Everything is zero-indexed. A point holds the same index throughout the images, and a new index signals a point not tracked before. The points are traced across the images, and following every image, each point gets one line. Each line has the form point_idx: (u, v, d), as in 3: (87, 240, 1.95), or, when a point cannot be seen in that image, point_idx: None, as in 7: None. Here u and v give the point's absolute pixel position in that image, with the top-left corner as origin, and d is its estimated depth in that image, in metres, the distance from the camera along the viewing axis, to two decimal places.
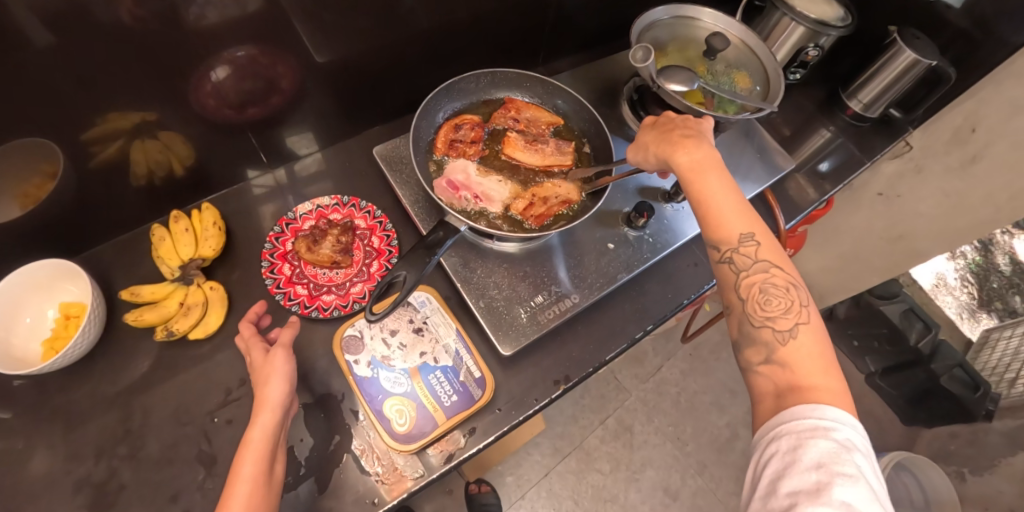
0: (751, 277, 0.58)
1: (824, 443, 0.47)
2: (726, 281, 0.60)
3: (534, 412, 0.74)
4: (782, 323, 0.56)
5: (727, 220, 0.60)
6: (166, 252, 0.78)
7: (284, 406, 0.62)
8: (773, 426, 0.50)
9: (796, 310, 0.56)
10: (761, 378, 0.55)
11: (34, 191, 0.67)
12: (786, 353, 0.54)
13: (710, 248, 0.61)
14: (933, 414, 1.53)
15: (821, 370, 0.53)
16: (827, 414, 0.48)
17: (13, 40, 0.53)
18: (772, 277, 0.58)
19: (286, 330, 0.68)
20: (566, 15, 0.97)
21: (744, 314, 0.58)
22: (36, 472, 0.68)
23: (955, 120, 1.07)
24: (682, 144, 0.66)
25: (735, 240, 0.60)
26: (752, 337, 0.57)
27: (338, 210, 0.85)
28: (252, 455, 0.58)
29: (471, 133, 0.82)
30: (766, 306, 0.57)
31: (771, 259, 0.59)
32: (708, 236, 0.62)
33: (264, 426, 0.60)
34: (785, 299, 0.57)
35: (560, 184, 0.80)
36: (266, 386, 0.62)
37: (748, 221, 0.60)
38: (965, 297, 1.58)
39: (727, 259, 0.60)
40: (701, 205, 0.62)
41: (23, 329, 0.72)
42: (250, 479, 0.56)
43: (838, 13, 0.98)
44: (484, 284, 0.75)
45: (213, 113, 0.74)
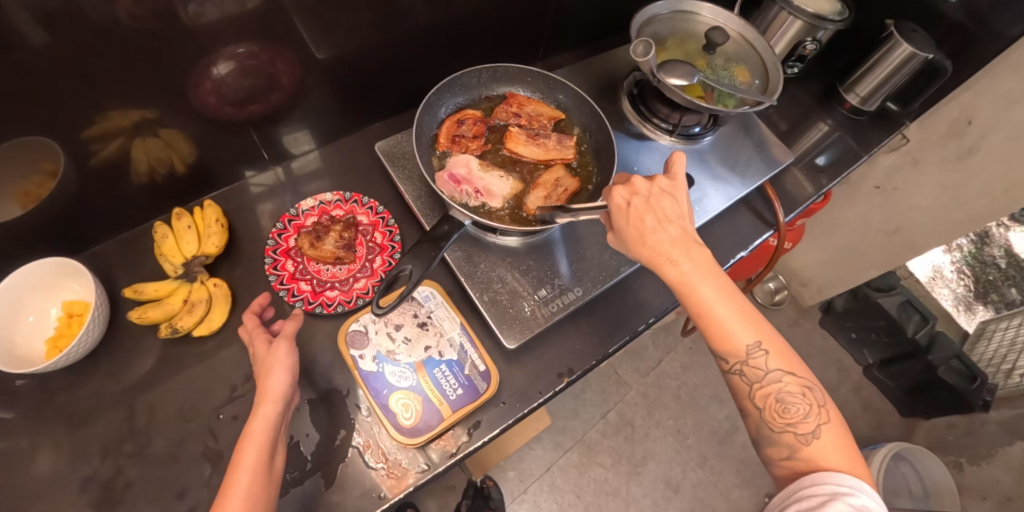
0: (766, 387, 0.58)
1: (841, 507, 0.49)
2: (739, 390, 0.60)
3: (538, 405, 0.74)
4: (804, 426, 0.57)
5: (733, 334, 0.58)
6: (168, 250, 0.78)
7: (286, 397, 0.62)
8: (794, 489, 0.54)
9: (816, 411, 0.57)
10: (781, 470, 0.57)
11: (35, 190, 0.67)
12: (809, 452, 0.55)
13: (719, 358, 0.60)
14: (931, 406, 1.54)
15: (845, 459, 0.54)
16: (845, 480, 0.52)
17: (8, 38, 0.53)
18: (788, 385, 0.58)
19: (290, 322, 0.67)
20: (565, 11, 0.97)
21: (762, 420, 0.59)
22: (42, 471, 0.68)
23: (952, 113, 1.08)
24: (663, 254, 0.60)
25: (743, 354, 0.58)
26: (772, 438, 0.58)
27: (340, 205, 0.85)
28: (253, 447, 0.57)
29: (471, 129, 0.83)
30: (785, 413, 0.57)
31: (784, 365, 0.58)
32: (715, 349, 0.60)
33: (266, 417, 0.59)
34: (805, 404, 0.57)
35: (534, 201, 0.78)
36: (269, 377, 0.62)
37: (749, 330, 0.58)
38: (961, 289, 1.62)
39: (737, 372, 0.59)
40: (700, 320, 0.60)
41: (26, 327, 0.72)
42: (251, 470, 0.56)
43: (835, 7, 0.98)
44: (488, 278, 0.76)
45: (213, 110, 0.74)
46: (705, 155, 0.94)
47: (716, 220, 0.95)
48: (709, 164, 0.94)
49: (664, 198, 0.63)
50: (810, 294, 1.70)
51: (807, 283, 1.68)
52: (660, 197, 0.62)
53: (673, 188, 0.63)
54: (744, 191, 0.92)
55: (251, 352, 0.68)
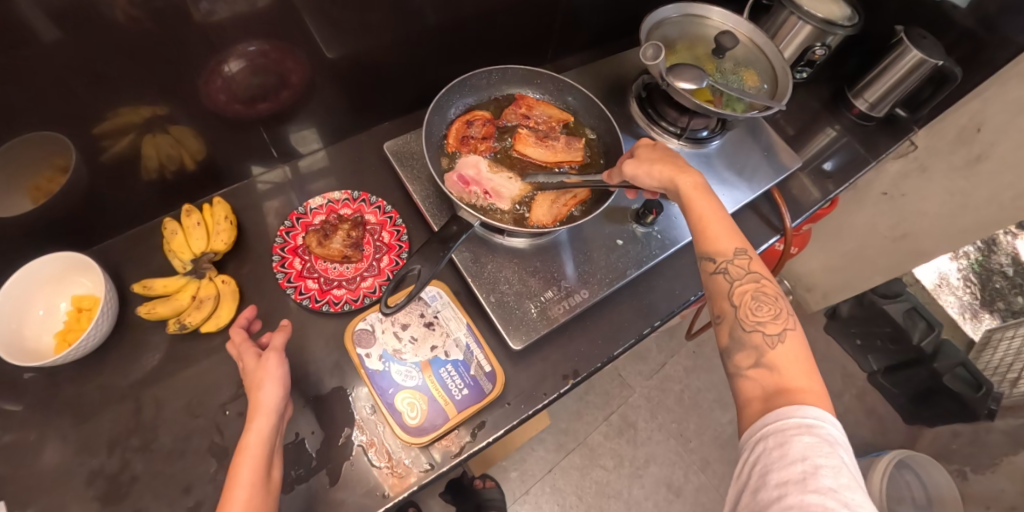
0: (745, 285, 0.60)
1: (809, 440, 0.47)
2: (719, 289, 0.61)
3: (544, 407, 0.74)
4: (772, 328, 0.57)
5: (723, 236, 0.63)
6: (178, 246, 0.78)
7: (279, 410, 0.62)
8: (760, 427, 0.51)
9: (784, 318, 0.58)
10: (749, 382, 0.55)
11: (45, 184, 0.67)
12: (774, 356, 0.55)
13: (706, 257, 0.63)
14: (934, 414, 1.53)
15: (805, 373, 0.53)
16: (810, 412, 0.49)
17: (22, 34, 0.53)
18: (763, 287, 0.60)
19: (278, 333, 0.67)
20: (575, 13, 0.98)
21: (736, 320, 0.59)
22: (48, 464, 0.68)
23: (960, 120, 1.08)
24: (683, 167, 0.68)
25: (729, 252, 0.62)
26: (742, 342, 0.58)
27: (348, 204, 0.85)
28: (250, 461, 0.58)
29: (481, 130, 0.83)
30: (756, 312, 0.59)
31: (762, 271, 0.61)
32: (702, 250, 0.63)
33: (260, 431, 0.60)
34: (774, 307, 0.59)
35: (544, 209, 0.78)
36: (260, 390, 0.62)
37: (738, 237, 0.63)
38: (967, 297, 1.59)
39: (722, 269, 0.62)
40: (696, 222, 0.64)
41: (36, 321, 0.72)
42: (248, 486, 0.56)
43: (845, 12, 0.98)
44: (495, 279, 0.76)
45: (223, 108, 0.75)
46: (712, 159, 0.94)
47: None
48: (716, 169, 0.93)
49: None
50: (814, 300, 1.69)
51: (812, 289, 1.67)
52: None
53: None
54: (752, 195, 0.92)
55: (241, 366, 0.68)
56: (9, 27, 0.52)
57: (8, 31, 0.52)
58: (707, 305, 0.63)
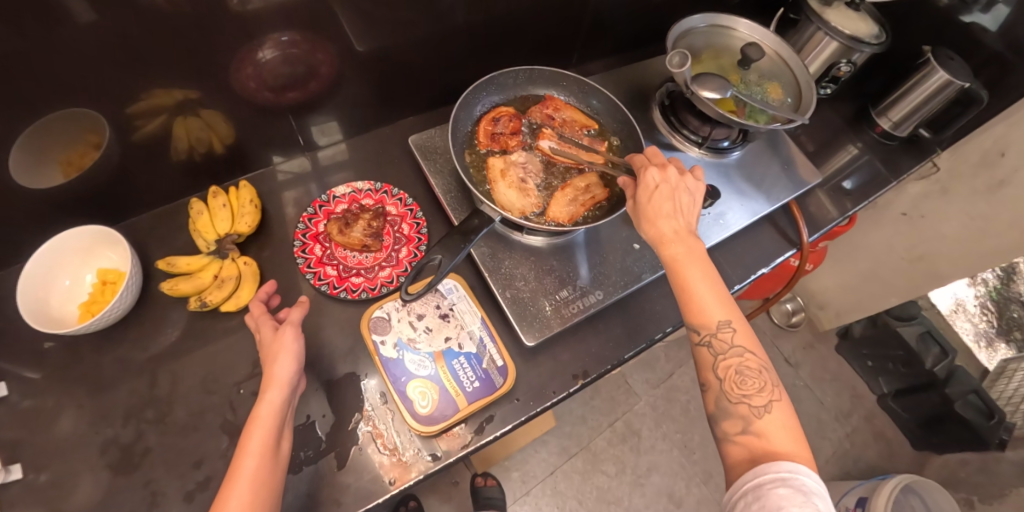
0: (729, 359, 0.60)
1: (785, 492, 0.50)
2: (703, 361, 0.62)
3: (552, 404, 0.75)
4: (758, 400, 0.59)
5: (707, 307, 0.62)
6: (203, 226, 0.80)
7: (292, 384, 0.63)
8: (739, 485, 0.53)
9: (770, 390, 0.59)
10: (735, 447, 0.57)
11: (77, 159, 0.70)
12: (761, 426, 0.57)
13: (691, 330, 0.63)
14: (946, 440, 1.50)
15: (792, 440, 0.56)
16: (784, 465, 0.52)
17: (57, 12, 0.55)
18: (748, 361, 0.60)
19: (296, 308, 0.68)
20: (603, 19, 0.99)
21: (721, 392, 0.60)
22: (65, 429, 0.70)
23: (984, 143, 1.08)
24: (673, 230, 0.66)
25: (715, 325, 0.61)
26: (727, 411, 0.59)
27: (370, 195, 0.86)
28: (259, 431, 0.59)
29: (508, 125, 0.84)
30: (742, 385, 0.60)
31: (748, 344, 0.61)
32: (687, 320, 0.63)
33: (272, 404, 0.61)
34: (760, 380, 0.60)
35: (565, 204, 0.79)
36: (275, 363, 0.63)
37: (726, 309, 0.62)
38: (982, 324, 1.59)
39: (706, 343, 0.61)
40: (681, 290, 0.64)
41: (61, 291, 0.75)
42: (257, 454, 0.58)
43: (873, 30, 0.98)
44: (511, 275, 0.77)
45: (253, 95, 0.77)
46: (731, 170, 0.94)
47: (739, 235, 0.96)
48: (734, 180, 0.93)
49: (688, 189, 0.69)
50: (827, 318, 1.68)
51: (825, 306, 1.66)
52: (681, 190, 0.69)
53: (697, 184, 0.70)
54: (771, 207, 0.92)
55: (258, 338, 0.69)
56: (43, 6, 0.53)
57: (48, 8, 0.54)
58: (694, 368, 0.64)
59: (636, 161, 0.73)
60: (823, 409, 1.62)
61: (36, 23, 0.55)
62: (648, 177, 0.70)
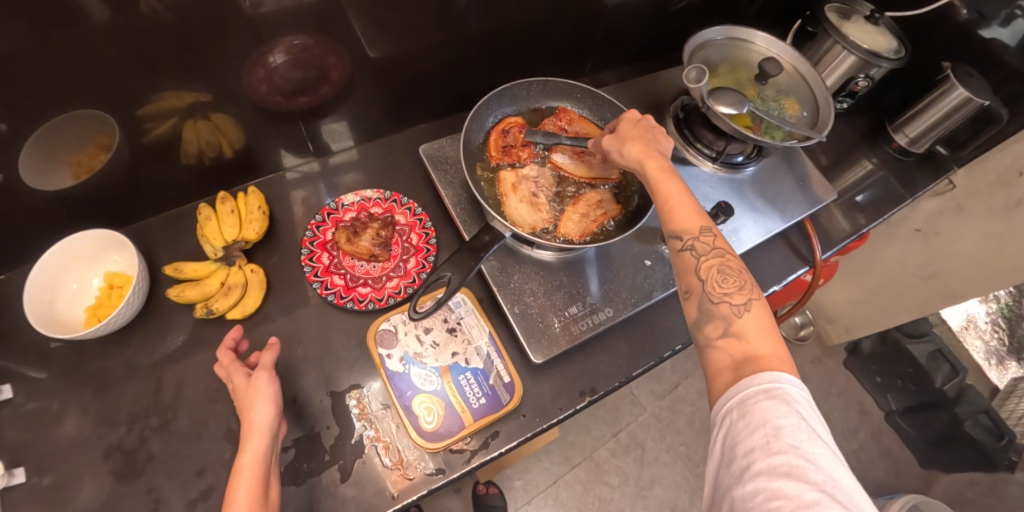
0: (710, 262, 0.61)
1: (768, 404, 0.48)
2: (685, 266, 0.62)
3: (558, 422, 0.74)
4: (738, 299, 0.59)
5: (687, 214, 0.63)
6: (210, 232, 0.79)
7: (271, 429, 0.63)
8: (723, 403, 0.52)
9: (749, 289, 0.59)
10: (718, 353, 0.55)
11: (87, 160, 0.69)
12: (741, 325, 0.56)
13: (672, 236, 0.63)
14: (954, 459, 1.50)
15: (771, 341, 0.55)
16: (766, 376, 0.50)
17: (71, 14, 0.54)
18: (727, 262, 0.61)
19: (267, 352, 0.67)
20: (618, 29, 0.98)
21: (703, 294, 0.60)
22: (70, 434, 0.70)
23: (1002, 161, 1.06)
24: (652, 149, 0.69)
25: (696, 230, 0.62)
26: (710, 313, 0.58)
27: (379, 204, 0.86)
28: (246, 483, 0.58)
29: (517, 138, 0.83)
30: (722, 285, 0.60)
31: (725, 247, 0.62)
32: (669, 229, 0.63)
33: (254, 452, 0.60)
34: (739, 279, 0.60)
35: (576, 220, 0.78)
36: (252, 411, 0.62)
37: (705, 215, 0.63)
38: (994, 342, 1.54)
39: (688, 247, 0.62)
40: (662, 200, 0.65)
41: (69, 294, 0.75)
42: (246, 508, 0.57)
43: (892, 44, 0.96)
44: (520, 290, 0.76)
45: (264, 99, 0.76)
46: (745, 186, 0.93)
47: (752, 251, 0.94)
48: (747, 196, 0.92)
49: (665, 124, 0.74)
50: (836, 333, 1.66)
51: (834, 321, 1.65)
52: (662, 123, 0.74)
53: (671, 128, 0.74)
54: (784, 224, 0.91)
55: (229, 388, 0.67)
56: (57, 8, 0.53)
57: (63, 10, 0.54)
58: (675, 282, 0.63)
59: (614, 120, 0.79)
60: (830, 424, 1.60)
61: (49, 25, 0.54)
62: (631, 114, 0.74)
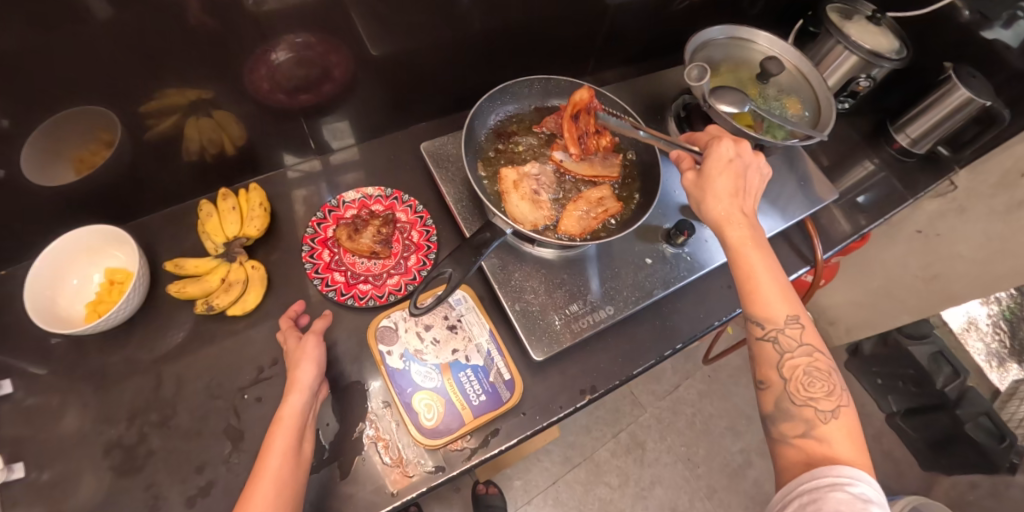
0: (795, 358, 0.60)
1: (841, 496, 0.50)
2: (766, 358, 0.61)
3: (558, 419, 0.73)
4: (825, 404, 0.58)
5: (774, 302, 0.61)
6: (212, 228, 0.80)
7: (313, 388, 0.65)
8: (795, 486, 0.53)
9: (837, 395, 0.59)
10: (792, 450, 0.57)
11: (89, 156, 0.70)
12: (825, 431, 0.57)
13: (754, 322, 0.62)
14: (955, 461, 1.49)
15: (855, 449, 0.55)
16: (844, 471, 0.52)
17: (72, 10, 0.54)
18: (815, 362, 0.60)
19: (320, 319, 0.71)
20: (620, 28, 0.98)
21: (785, 392, 0.60)
22: (70, 429, 0.70)
23: (1004, 162, 1.06)
24: (734, 216, 0.66)
25: (782, 320, 0.61)
26: (790, 413, 0.59)
27: (380, 201, 0.86)
28: (283, 433, 0.60)
29: (591, 123, 0.83)
30: (808, 387, 0.59)
31: (814, 343, 0.61)
32: (752, 314, 0.63)
33: (294, 407, 0.62)
34: (828, 384, 0.60)
35: (581, 216, 0.78)
36: (299, 369, 0.65)
37: (793, 303, 0.62)
38: (995, 345, 1.43)
39: (771, 338, 0.61)
40: (746, 283, 0.63)
41: (69, 290, 0.75)
42: (281, 455, 0.59)
43: (894, 45, 0.96)
44: (521, 288, 0.76)
45: (266, 96, 0.76)
46: None
47: None
48: None
49: (754, 173, 0.69)
50: (837, 334, 1.66)
51: (836, 322, 1.65)
52: (752, 170, 0.69)
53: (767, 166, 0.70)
54: (785, 223, 0.91)
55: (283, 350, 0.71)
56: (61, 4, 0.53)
57: (64, 7, 0.54)
58: (752, 367, 0.63)
59: (703, 138, 0.74)
60: None
61: (50, 22, 0.54)
62: (721, 150, 0.69)
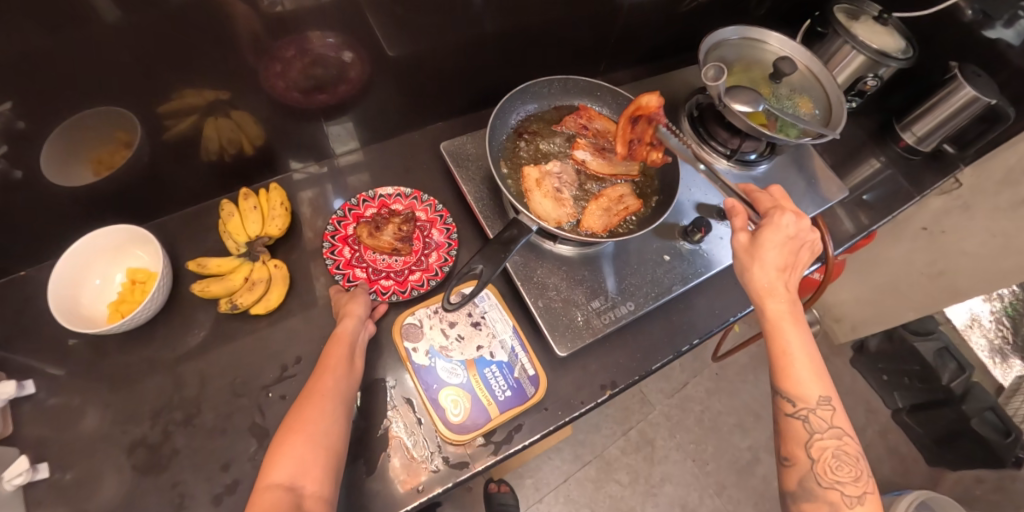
0: (823, 440, 0.61)
1: None
2: (794, 435, 0.62)
3: (580, 414, 0.74)
4: (850, 488, 0.60)
5: (807, 381, 0.62)
6: (233, 228, 0.80)
7: (364, 317, 0.72)
8: None
9: (862, 481, 0.60)
10: None
11: (108, 157, 0.70)
12: None
13: (785, 398, 0.63)
14: (959, 456, 1.50)
15: None
16: None
17: (99, 11, 0.55)
18: (843, 446, 0.61)
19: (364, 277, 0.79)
20: (633, 29, 0.99)
21: (810, 473, 0.60)
22: (94, 428, 0.71)
23: (1009, 160, 1.08)
24: (777, 289, 0.67)
25: (813, 400, 0.62)
26: (814, 494, 0.60)
27: (400, 200, 0.86)
28: (339, 345, 0.67)
29: (647, 133, 0.80)
30: (835, 470, 0.60)
31: (844, 427, 0.62)
32: (784, 389, 0.63)
33: (347, 327, 0.69)
34: (854, 469, 0.60)
35: (602, 213, 0.78)
36: (352, 301, 0.73)
37: (825, 385, 0.63)
38: (997, 340, 1.58)
39: (800, 416, 0.62)
40: (781, 357, 0.64)
41: (91, 290, 0.75)
42: (338, 358, 0.66)
43: (899, 45, 0.98)
44: (544, 284, 0.77)
45: (281, 95, 0.76)
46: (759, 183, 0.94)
47: None
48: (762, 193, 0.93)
49: (805, 251, 0.70)
50: (843, 331, 1.68)
51: (841, 319, 1.66)
52: (804, 249, 0.70)
53: (822, 245, 0.70)
54: None
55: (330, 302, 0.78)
56: (87, 4, 0.54)
57: (90, 7, 0.54)
58: (778, 442, 0.64)
59: (764, 203, 0.72)
60: None
61: (74, 22, 0.55)
62: (781, 222, 0.69)
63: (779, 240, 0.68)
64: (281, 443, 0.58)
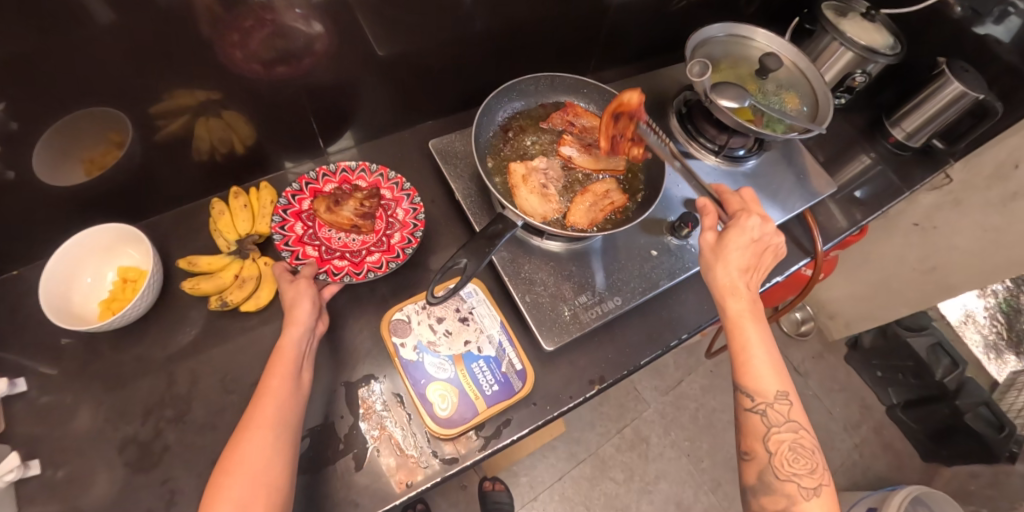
0: (780, 433, 0.61)
1: None
2: (752, 429, 0.62)
3: (569, 408, 0.75)
4: (807, 480, 0.60)
5: (765, 376, 0.63)
6: (224, 226, 0.81)
7: (310, 323, 0.69)
8: None
9: (819, 473, 0.61)
10: None
11: (100, 158, 0.71)
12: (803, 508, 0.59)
13: (744, 393, 0.64)
14: (956, 452, 1.50)
15: None
16: None
17: (88, 13, 0.55)
18: (799, 439, 0.62)
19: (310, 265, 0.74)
20: (622, 28, 1.00)
21: (768, 466, 0.61)
22: (85, 425, 0.71)
23: (998, 155, 1.08)
24: (739, 287, 0.68)
25: (770, 395, 0.62)
26: (772, 487, 0.60)
27: (363, 177, 0.86)
28: (282, 361, 0.64)
29: (629, 129, 0.80)
30: (792, 462, 0.61)
31: (801, 420, 0.62)
32: (743, 384, 0.64)
33: (292, 339, 0.66)
34: (811, 462, 0.61)
35: (586, 207, 0.79)
36: (297, 305, 0.69)
37: (782, 380, 0.63)
38: (992, 335, 1.58)
39: (759, 410, 0.62)
40: (740, 353, 0.65)
41: (83, 288, 0.76)
42: (279, 378, 0.63)
43: (887, 41, 0.98)
44: (531, 280, 0.77)
45: (239, 66, 0.70)
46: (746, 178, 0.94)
47: None
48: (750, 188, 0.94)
49: (767, 255, 0.72)
50: (837, 328, 1.68)
51: (835, 316, 1.66)
52: (767, 252, 0.72)
53: (784, 249, 0.72)
54: (785, 215, 0.92)
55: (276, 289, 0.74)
56: (76, 7, 0.54)
57: (80, 10, 0.55)
58: (738, 436, 0.64)
59: (733, 205, 0.74)
60: (832, 419, 1.61)
61: (63, 24, 0.55)
62: (747, 224, 0.70)
63: (743, 241, 0.70)
64: (219, 483, 0.56)
